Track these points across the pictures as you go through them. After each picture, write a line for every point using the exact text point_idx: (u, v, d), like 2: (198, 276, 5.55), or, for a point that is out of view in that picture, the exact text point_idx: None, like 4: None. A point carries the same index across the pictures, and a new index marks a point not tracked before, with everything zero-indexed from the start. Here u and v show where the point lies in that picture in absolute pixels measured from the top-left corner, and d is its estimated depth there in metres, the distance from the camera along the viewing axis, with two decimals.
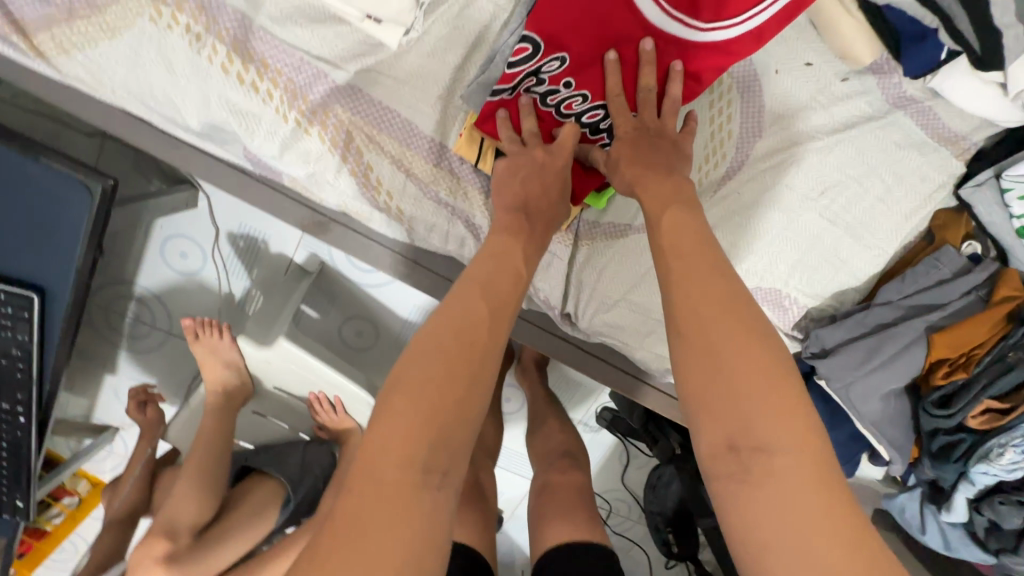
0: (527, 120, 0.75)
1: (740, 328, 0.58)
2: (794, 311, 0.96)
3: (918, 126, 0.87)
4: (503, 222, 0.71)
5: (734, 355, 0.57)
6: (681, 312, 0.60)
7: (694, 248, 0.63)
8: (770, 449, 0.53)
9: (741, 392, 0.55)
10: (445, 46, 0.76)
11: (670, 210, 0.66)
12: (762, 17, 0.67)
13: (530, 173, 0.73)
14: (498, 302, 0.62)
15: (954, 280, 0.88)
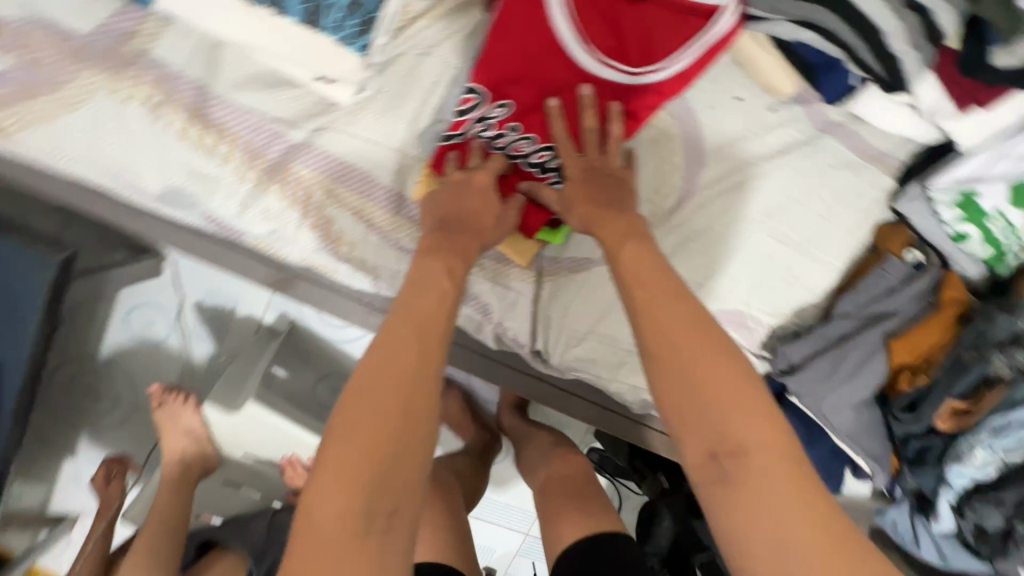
0: (473, 157, 0.78)
1: (701, 341, 0.59)
2: (760, 332, 0.98)
3: (846, 147, 0.93)
4: (428, 241, 0.71)
5: (701, 368, 0.58)
6: (653, 332, 0.60)
7: (648, 270, 0.65)
8: (744, 455, 0.55)
9: (711, 403, 0.56)
10: (398, 101, 0.80)
11: (631, 241, 0.68)
12: (685, 61, 0.73)
13: (449, 194, 0.75)
14: (425, 326, 0.60)
15: (904, 288, 0.91)
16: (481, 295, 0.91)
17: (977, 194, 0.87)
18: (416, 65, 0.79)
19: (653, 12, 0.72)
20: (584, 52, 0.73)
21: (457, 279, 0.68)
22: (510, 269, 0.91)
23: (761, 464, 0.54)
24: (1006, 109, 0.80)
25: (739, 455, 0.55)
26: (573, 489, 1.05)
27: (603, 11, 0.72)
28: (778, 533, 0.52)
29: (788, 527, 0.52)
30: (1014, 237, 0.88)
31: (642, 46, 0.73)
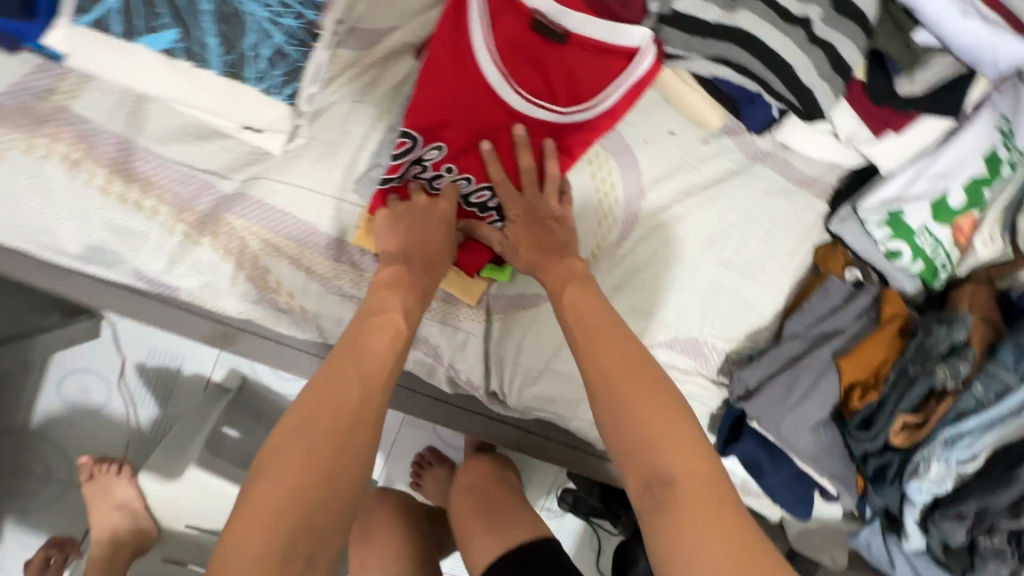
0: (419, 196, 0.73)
1: (642, 372, 0.62)
2: (715, 358, 0.99)
3: (778, 174, 0.97)
4: (386, 273, 0.69)
5: (637, 399, 0.60)
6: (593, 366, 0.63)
7: (586, 308, 0.67)
8: (672, 485, 0.56)
9: (649, 432, 0.58)
10: (333, 148, 0.79)
11: (572, 285, 0.69)
12: (612, 98, 0.75)
13: (412, 225, 0.72)
14: (370, 365, 0.60)
15: (846, 306, 0.93)
16: (430, 338, 0.89)
17: (903, 213, 0.90)
18: (350, 112, 0.79)
19: (577, 54, 0.75)
20: (513, 94, 0.74)
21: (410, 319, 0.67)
22: (458, 311, 0.89)
23: (689, 494, 0.56)
24: (920, 132, 0.84)
25: (666, 485, 0.57)
26: (488, 499, 1.03)
27: (530, 54, 0.75)
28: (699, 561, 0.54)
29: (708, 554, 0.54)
30: (942, 252, 0.92)
31: (570, 86, 0.76)
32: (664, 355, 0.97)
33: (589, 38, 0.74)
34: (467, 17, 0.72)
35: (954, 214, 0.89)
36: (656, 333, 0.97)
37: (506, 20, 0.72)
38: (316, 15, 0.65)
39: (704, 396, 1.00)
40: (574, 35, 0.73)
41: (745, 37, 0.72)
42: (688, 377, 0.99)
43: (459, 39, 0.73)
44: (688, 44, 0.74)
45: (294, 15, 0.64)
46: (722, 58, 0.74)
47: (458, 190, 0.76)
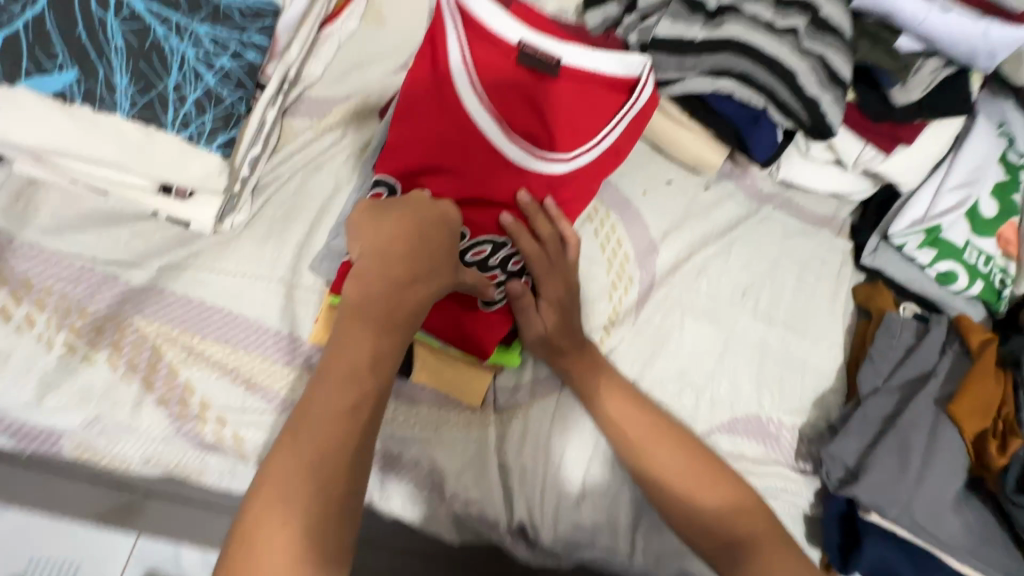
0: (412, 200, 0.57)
1: (674, 448, 0.65)
2: (786, 438, 0.78)
3: (790, 216, 0.87)
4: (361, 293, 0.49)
5: (682, 472, 0.64)
6: (650, 461, 0.64)
7: (627, 417, 0.66)
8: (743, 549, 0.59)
9: (701, 501, 0.62)
10: (283, 225, 0.64)
11: (610, 387, 0.66)
12: (615, 134, 0.63)
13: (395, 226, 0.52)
14: (339, 443, 0.45)
15: (921, 344, 0.77)
16: (420, 460, 0.64)
17: (940, 228, 0.81)
18: (305, 184, 0.66)
19: (569, 89, 0.62)
20: (506, 138, 0.61)
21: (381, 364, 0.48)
22: (457, 417, 0.66)
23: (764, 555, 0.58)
24: (928, 144, 0.79)
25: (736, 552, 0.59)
26: None
27: (517, 91, 0.62)
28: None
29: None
30: (996, 267, 0.81)
31: (567, 127, 0.62)
32: (725, 442, 0.76)
33: (582, 71, 0.61)
34: (446, 55, 0.61)
35: (992, 224, 0.80)
36: (708, 414, 0.77)
37: (484, 52, 0.61)
38: (259, 55, 0.55)
39: (789, 493, 0.76)
40: (564, 66, 0.61)
41: (745, 45, 0.67)
42: (762, 469, 0.76)
43: (437, 79, 0.61)
44: (680, 65, 0.69)
45: (230, 53, 0.54)
46: (721, 70, 0.68)
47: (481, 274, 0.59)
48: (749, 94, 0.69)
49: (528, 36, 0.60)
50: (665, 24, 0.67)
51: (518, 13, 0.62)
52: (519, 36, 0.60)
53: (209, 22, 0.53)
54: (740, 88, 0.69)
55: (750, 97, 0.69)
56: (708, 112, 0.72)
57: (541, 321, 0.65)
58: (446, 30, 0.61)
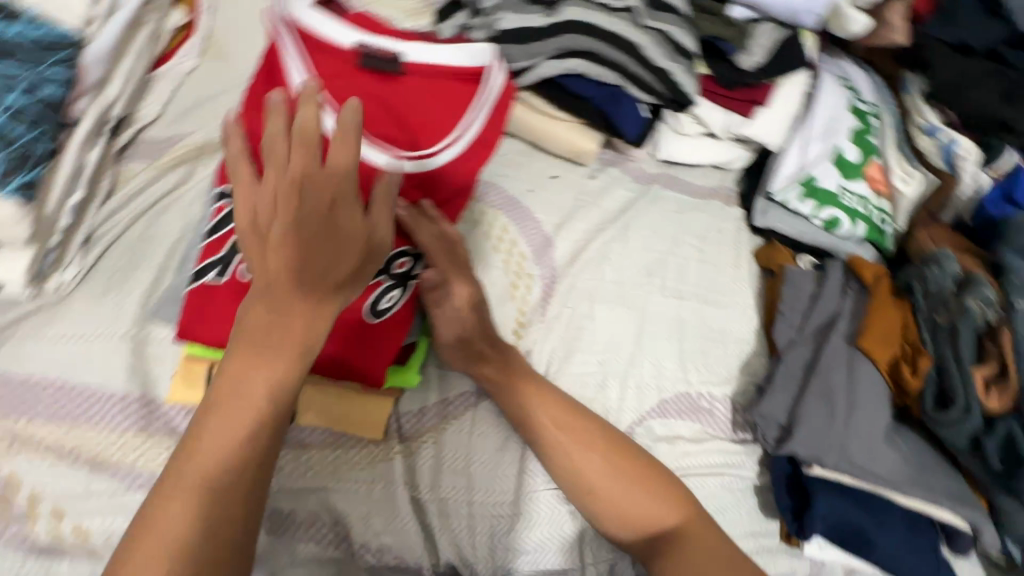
0: (305, 107, 0.41)
1: (608, 452, 0.62)
2: (721, 411, 0.75)
3: (681, 193, 0.87)
4: (247, 332, 0.42)
5: (617, 475, 0.61)
6: (572, 463, 0.61)
7: (546, 423, 0.62)
8: (667, 556, 0.57)
9: (637, 503, 0.60)
10: (124, 275, 0.57)
11: (528, 394, 0.62)
12: (477, 125, 0.61)
13: (302, 221, 0.42)
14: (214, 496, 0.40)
15: (824, 289, 0.77)
16: (326, 510, 0.57)
17: (814, 177, 0.84)
18: (149, 229, 0.60)
19: (418, 86, 0.60)
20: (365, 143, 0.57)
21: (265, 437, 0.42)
22: (358, 456, 0.59)
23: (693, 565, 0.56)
24: (784, 102, 0.83)
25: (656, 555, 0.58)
26: None
27: (364, 93, 0.59)
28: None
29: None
30: (873, 207, 0.84)
31: (425, 124, 0.60)
32: (658, 427, 0.73)
33: (431, 67, 0.61)
34: (286, 69, 0.58)
35: (859, 167, 0.85)
36: (636, 402, 0.73)
37: (321, 62, 0.59)
38: (58, 90, 0.51)
39: (733, 468, 0.73)
40: (411, 65, 0.60)
41: (581, 23, 0.70)
42: (702, 448, 0.73)
43: (279, 94, 0.58)
44: (526, 54, 0.71)
45: (22, 90, 0.49)
46: (566, 51, 0.71)
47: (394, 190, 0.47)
48: (599, 70, 0.71)
49: (368, 39, 0.59)
50: (510, 18, 0.71)
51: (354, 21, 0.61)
52: (355, 40, 0.59)
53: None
54: (589, 65, 0.71)
55: (601, 74, 0.72)
56: (562, 94, 0.73)
57: (461, 322, 0.61)
58: (283, 45, 0.58)
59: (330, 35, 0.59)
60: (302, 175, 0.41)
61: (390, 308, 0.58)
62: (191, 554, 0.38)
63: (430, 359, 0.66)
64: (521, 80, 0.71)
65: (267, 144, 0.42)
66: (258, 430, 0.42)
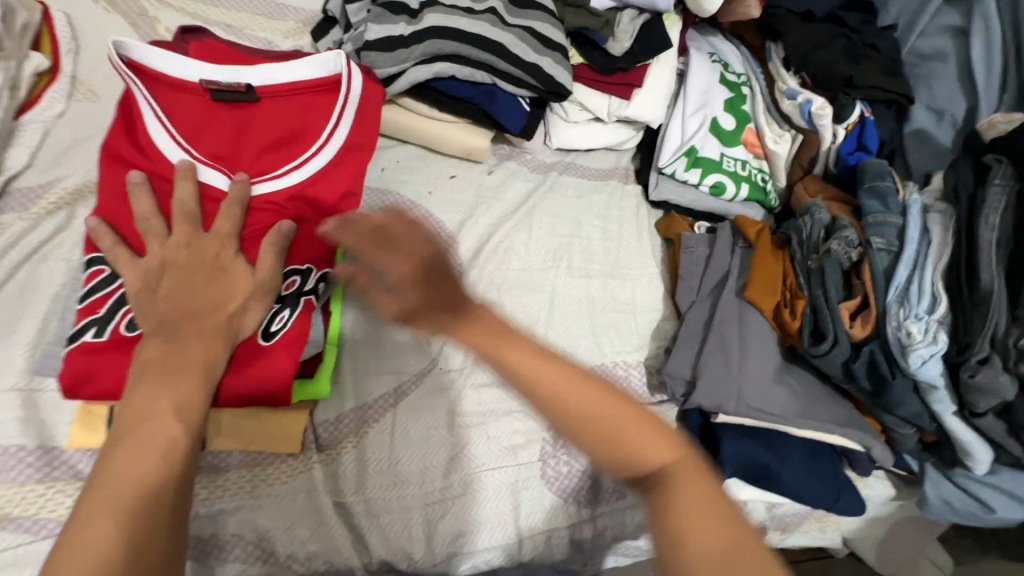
0: (183, 185, 0.57)
1: (546, 364, 0.44)
2: (635, 377, 0.80)
3: (577, 177, 0.92)
4: (143, 366, 0.45)
5: (567, 389, 0.43)
6: (541, 375, 0.43)
7: (497, 338, 0.44)
8: (664, 510, 0.40)
9: (597, 425, 0.42)
10: (8, 328, 0.56)
11: (472, 317, 0.45)
12: (340, 133, 0.63)
13: (181, 265, 0.53)
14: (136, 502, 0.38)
15: (715, 249, 0.83)
16: (252, 527, 0.58)
17: (697, 148, 0.89)
18: (31, 278, 0.59)
19: (275, 107, 0.62)
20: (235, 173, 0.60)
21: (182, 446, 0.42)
22: (279, 472, 0.61)
23: (695, 522, 0.39)
24: (658, 82, 0.88)
25: (652, 513, 0.40)
26: None
27: (226, 126, 0.62)
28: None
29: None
30: (753, 168, 0.92)
31: (290, 142, 0.62)
32: None
33: (282, 86, 0.62)
34: (142, 119, 0.60)
35: (735, 134, 0.91)
36: None
37: (178, 102, 0.61)
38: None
39: None
40: (261, 88, 0.62)
41: (443, 30, 0.74)
42: None
43: (146, 144, 0.60)
44: (396, 60, 0.75)
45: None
46: (431, 56, 0.75)
47: (282, 236, 0.57)
48: (472, 71, 0.76)
49: (212, 71, 0.60)
50: (374, 28, 0.74)
51: (198, 52, 0.62)
52: (201, 74, 0.61)
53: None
54: (458, 66, 0.75)
55: (474, 75, 0.76)
56: (443, 98, 0.78)
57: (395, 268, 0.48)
58: (132, 96, 0.60)
59: (177, 74, 0.61)
60: (188, 237, 0.55)
61: (280, 328, 0.57)
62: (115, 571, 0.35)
63: (343, 366, 0.68)
64: (393, 85, 0.75)
65: (152, 232, 0.55)
66: (177, 448, 0.42)
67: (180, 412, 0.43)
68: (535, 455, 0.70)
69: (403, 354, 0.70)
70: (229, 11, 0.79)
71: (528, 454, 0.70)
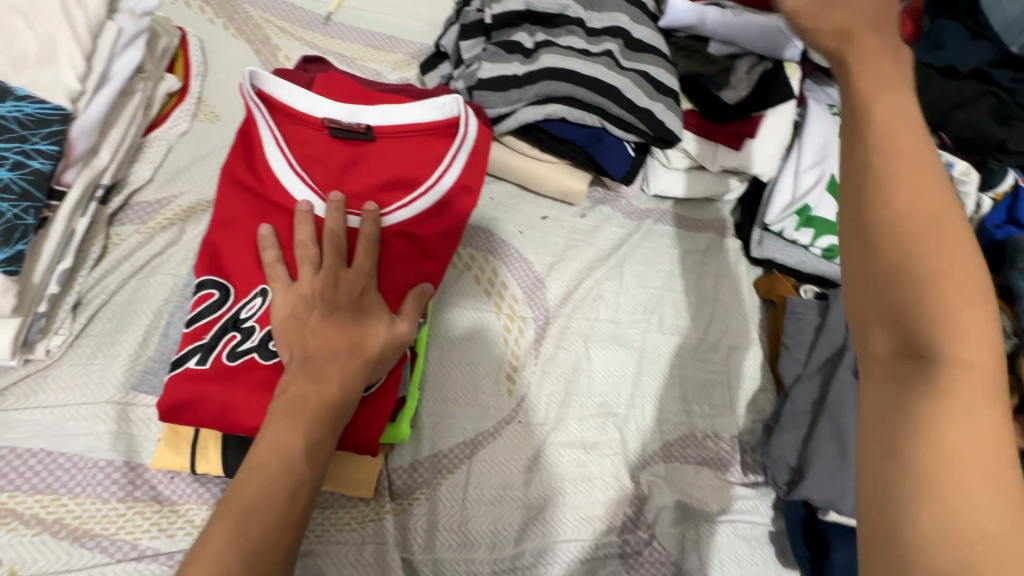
0: (331, 216, 0.58)
1: (914, 187, 0.35)
2: (728, 453, 0.72)
3: (672, 226, 0.86)
4: (285, 397, 0.50)
5: (915, 230, 0.34)
6: (874, 194, 0.35)
7: (893, 121, 0.36)
8: (925, 402, 0.32)
9: (915, 282, 0.33)
10: (112, 339, 0.58)
11: (880, 86, 0.37)
12: (452, 172, 0.62)
13: (330, 299, 0.54)
14: (262, 523, 0.43)
15: (830, 318, 0.75)
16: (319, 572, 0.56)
17: (810, 208, 0.82)
18: (138, 290, 0.61)
19: (390, 145, 0.62)
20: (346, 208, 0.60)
21: (303, 492, 0.46)
22: (349, 517, 0.58)
23: (958, 439, 0.31)
24: (773, 133, 0.83)
25: (901, 401, 0.33)
26: None
27: (338, 158, 0.62)
28: (898, 554, 0.31)
29: (919, 518, 0.31)
30: None
31: (395, 180, 0.61)
32: (665, 473, 0.69)
33: (397, 126, 0.62)
34: (260, 145, 0.61)
35: None
36: (640, 446, 0.70)
37: (297, 132, 0.62)
38: (46, 163, 0.54)
39: (745, 511, 0.69)
40: (379, 128, 0.62)
41: (559, 73, 0.72)
42: (712, 493, 0.69)
43: (260, 170, 0.61)
44: (507, 100, 0.74)
45: (9, 165, 0.52)
46: (545, 96, 0.73)
47: (424, 299, 0.59)
48: (582, 115, 0.74)
49: (337, 108, 0.62)
50: (487, 67, 0.74)
51: (324, 88, 0.64)
52: (325, 111, 0.62)
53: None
54: (572, 110, 0.73)
55: (583, 118, 0.74)
56: (543, 139, 0.76)
57: (824, 24, 0.37)
58: (255, 123, 0.62)
59: (303, 107, 0.62)
60: (333, 275, 0.55)
61: (380, 381, 0.57)
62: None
63: (422, 407, 0.65)
64: (503, 124, 0.74)
65: (302, 254, 0.56)
66: (301, 482, 0.46)
67: (309, 455, 0.48)
68: (615, 530, 0.64)
69: (482, 404, 0.66)
70: (344, 42, 0.81)
71: (604, 527, 0.64)
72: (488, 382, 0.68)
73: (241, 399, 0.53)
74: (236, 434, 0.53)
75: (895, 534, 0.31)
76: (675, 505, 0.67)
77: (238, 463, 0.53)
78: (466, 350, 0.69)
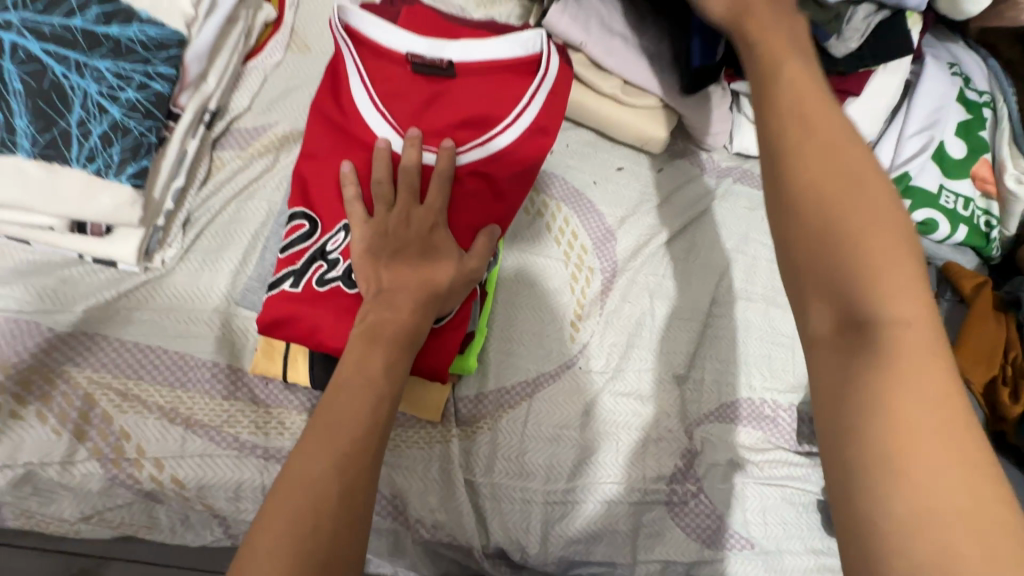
0: (408, 152, 0.59)
1: (838, 150, 0.39)
2: (786, 420, 0.72)
3: (751, 187, 0.83)
4: (365, 325, 0.53)
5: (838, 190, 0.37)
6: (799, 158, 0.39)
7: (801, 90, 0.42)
8: (869, 366, 0.33)
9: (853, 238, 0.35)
10: (216, 254, 0.63)
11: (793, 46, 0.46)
12: (531, 110, 0.61)
13: (404, 236, 0.57)
14: (351, 433, 0.47)
15: None
16: (391, 480, 0.62)
17: (911, 176, 0.76)
18: (238, 212, 0.65)
19: (469, 84, 0.62)
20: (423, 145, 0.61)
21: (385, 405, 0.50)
22: (417, 436, 0.64)
23: (906, 403, 0.32)
24: (878, 92, 0.76)
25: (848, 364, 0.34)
26: None
27: (417, 95, 0.62)
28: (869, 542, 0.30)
29: (886, 496, 0.30)
30: (978, 209, 0.78)
31: (470, 118, 0.62)
32: (719, 432, 0.70)
33: (477, 62, 0.62)
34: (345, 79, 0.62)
35: (964, 165, 0.78)
36: (696, 404, 0.71)
37: (379, 67, 0.63)
38: (165, 85, 0.58)
39: (798, 478, 0.70)
40: (460, 64, 0.62)
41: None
42: (766, 455, 0.70)
43: (343, 105, 0.63)
44: None
45: (136, 86, 0.57)
46: None
47: (493, 240, 0.60)
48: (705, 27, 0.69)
49: (421, 46, 0.62)
50: None
51: (408, 23, 0.64)
52: (410, 47, 0.62)
53: (111, 57, 0.57)
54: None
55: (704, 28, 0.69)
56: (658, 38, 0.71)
57: None
58: (341, 57, 0.63)
59: (387, 41, 0.62)
60: (411, 211, 0.58)
61: (451, 314, 0.59)
62: (341, 477, 0.44)
63: (488, 345, 0.68)
64: None
65: (379, 189, 0.58)
66: (383, 397, 0.50)
67: (388, 375, 0.51)
68: (664, 480, 0.67)
69: (546, 348, 0.68)
70: None
71: (654, 475, 0.66)
72: (549, 327, 0.69)
73: (328, 323, 0.57)
74: (323, 354, 0.58)
75: (852, 518, 0.32)
76: (727, 462, 0.68)
77: (325, 377, 0.58)
78: (532, 295, 0.71)
